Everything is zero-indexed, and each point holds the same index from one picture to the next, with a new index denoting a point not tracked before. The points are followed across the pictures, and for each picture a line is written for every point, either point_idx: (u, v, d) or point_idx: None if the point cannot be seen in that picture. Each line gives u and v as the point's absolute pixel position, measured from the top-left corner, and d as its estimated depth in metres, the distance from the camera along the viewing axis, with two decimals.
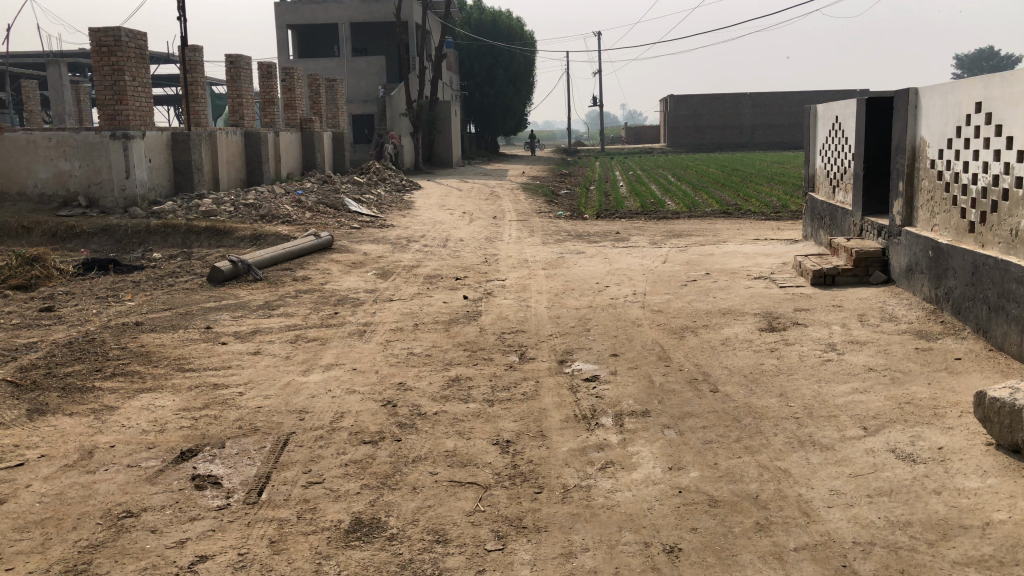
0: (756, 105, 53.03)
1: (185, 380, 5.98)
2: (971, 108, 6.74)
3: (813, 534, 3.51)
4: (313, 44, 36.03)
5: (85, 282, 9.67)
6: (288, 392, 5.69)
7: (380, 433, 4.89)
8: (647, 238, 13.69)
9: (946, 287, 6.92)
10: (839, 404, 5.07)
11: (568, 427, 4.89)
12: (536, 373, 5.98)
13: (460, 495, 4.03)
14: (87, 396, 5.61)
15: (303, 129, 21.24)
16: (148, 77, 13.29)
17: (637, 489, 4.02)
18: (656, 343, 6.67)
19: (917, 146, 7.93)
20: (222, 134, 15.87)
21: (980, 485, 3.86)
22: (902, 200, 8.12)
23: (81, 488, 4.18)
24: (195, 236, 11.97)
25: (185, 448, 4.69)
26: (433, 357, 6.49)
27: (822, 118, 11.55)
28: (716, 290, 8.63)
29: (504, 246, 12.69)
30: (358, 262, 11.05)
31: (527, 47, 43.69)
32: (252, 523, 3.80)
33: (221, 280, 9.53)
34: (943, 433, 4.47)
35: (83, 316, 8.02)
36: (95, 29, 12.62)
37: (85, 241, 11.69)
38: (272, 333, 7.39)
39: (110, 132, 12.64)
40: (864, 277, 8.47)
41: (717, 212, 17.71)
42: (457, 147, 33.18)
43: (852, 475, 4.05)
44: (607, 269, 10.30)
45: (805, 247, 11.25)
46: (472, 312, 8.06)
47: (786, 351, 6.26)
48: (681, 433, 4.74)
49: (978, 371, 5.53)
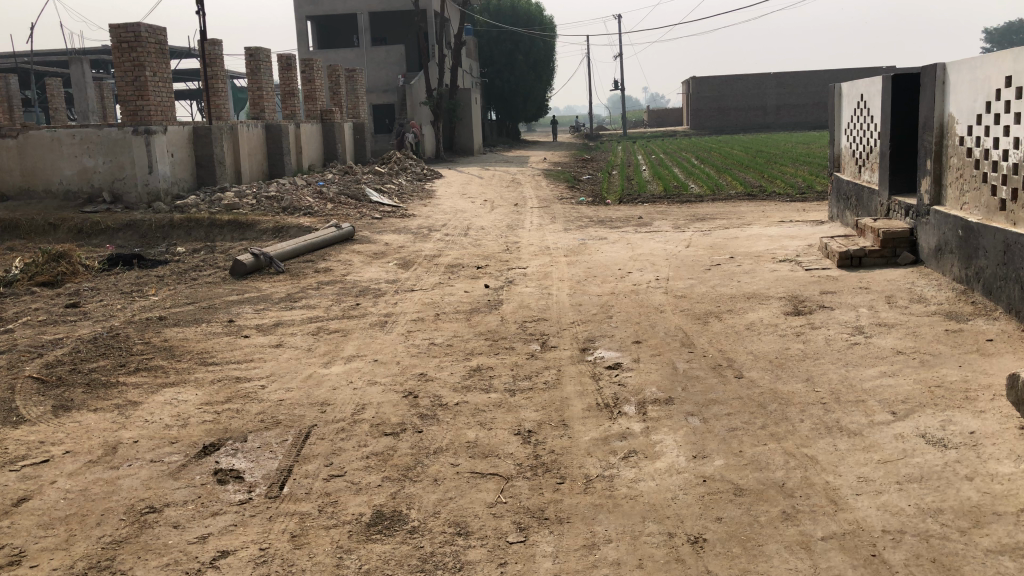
0: (779, 85, 52.42)
1: (208, 374, 6.00)
2: (1001, 83, 6.56)
3: (841, 523, 3.43)
4: (333, 35, 36.03)
5: (110, 278, 9.74)
6: (309, 385, 5.69)
7: (401, 425, 4.87)
8: (670, 222, 13.56)
9: (977, 267, 6.77)
10: (867, 388, 4.97)
11: (590, 416, 4.84)
12: (558, 362, 5.93)
13: (481, 487, 3.99)
14: (111, 392, 5.64)
15: (324, 120, 21.24)
16: (169, 72, 13.30)
17: (660, 478, 3.97)
18: (680, 329, 6.59)
19: (945, 123, 7.75)
20: (244, 127, 15.91)
21: (1014, 470, 3.76)
22: (929, 178, 7.95)
23: (106, 484, 4.20)
24: (218, 230, 12.02)
25: (207, 443, 4.70)
26: (454, 347, 6.46)
27: (846, 97, 11.34)
28: (740, 274, 8.51)
29: (526, 234, 12.63)
30: (380, 253, 11.05)
31: (545, 32, 43.43)
32: (274, 518, 3.79)
33: (243, 273, 9.58)
34: (976, 417, 4.36)
35: (108, 312, 8.08)
36: (116, 24, 12.57)
37: (110, 237, 11.78)
38: (294, 325, 7.39)
39: (132, 128, 12.71)
40: (891, 258, 8.32)
41: (741, 195, 17.50)
42: (477, 134, 33.11)
43: (881, 462, 3.96)
44: (630, 255, 10.21)
45: (830, 228, 11.09)
46: (493, 301, 8.02)
47: (812, 335, 6.16)
48: (705, 420, 4.67)
49: (1011, 352, 5.39)
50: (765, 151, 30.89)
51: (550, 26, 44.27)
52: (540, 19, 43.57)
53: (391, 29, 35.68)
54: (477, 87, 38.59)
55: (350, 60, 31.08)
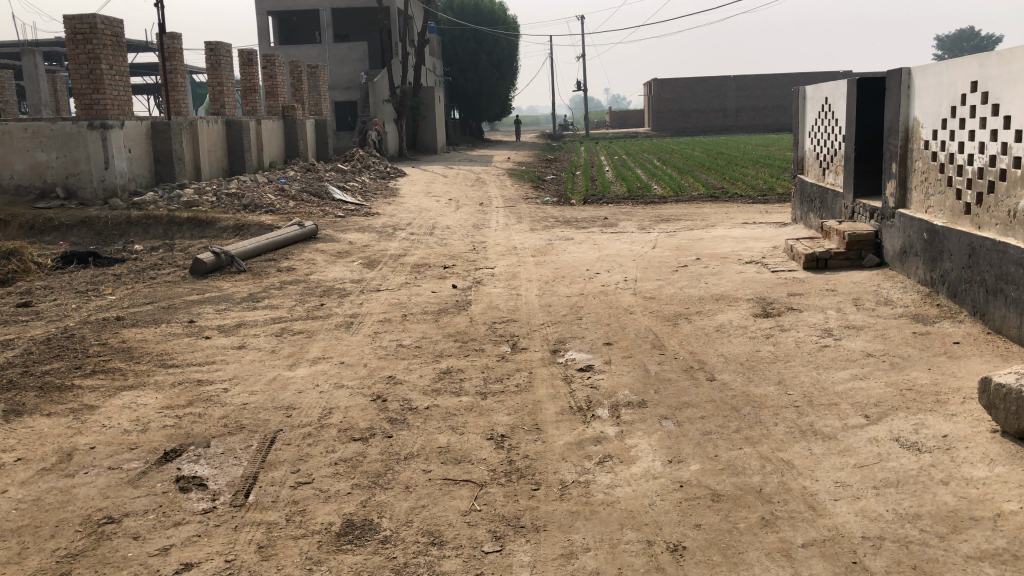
0: (739, 88, 52.99)
1: (168, 376, 5.81)
2: (967, 88, 6.61)
3: (820, 529, 3.40)
4: (294, 31, 35.56)
5: (64, 276, 9.45)
6: (273, 388, 5.53)
7: (370, 429, 4.75)
8: (636, 223, 13.57)
9: (942, 270, 6.83)
10: (839, 391, 4.97)
11: (564, 419, 4.77)
12: (529, 364, 5.85)
13: (455, 494, 3.90)
14: (66, 395, 5.44)
15: (286, 116, 20.92)
16: (126, 66, 13.02)
17: (637, 484, 3.91)
18: (650, 330, 6.56)
19: (910, 127, 7.82)
20: (203, 122, 15.58)
21: (989, 474, 3.77)
22: (894, 182, 8.02)
23: (60, 493, 4.02)
24: (177, 227, 11.74)
25: (169, 448, 4.53)
26: (423, 349, 6.35)
27: (811, 99, 11.43)
28: (708, 276, 8.51)
29: (492, 233, 12.54)
30: (344, 252, 10.87)
31: (509, 31, 43.37)
32: (239, 528, 3.65)
33: (204, 272, 9.35)
34: (947, 421, 4.38)
35: (62, 311, 7.82)
36: (70, 15, 12.31)
37: (64, 234, 11.44)
38: (256, 326, 7.21)
39: (87, 122, 12.35)
40: (857, 260, 8.38)
41: (704, 196, 17.61)
42: (441, 132, 32.92)
43: (857, 466, 3.95)
44: (598, 256, 10.16)
45: (795, 230, 11.17)
46: (461, 302, 7.92)
47: (782, 337, 6.16)
48: (679, 424, 4.62)
49: (978, 355, 5.44)
50: (726, 154, 31.20)
51: (514, 25, 44.20)
52: (503, 17, 43.46)
53: (354, 25, 35.35)
54: (440, 86, 38.44)
55: (312, 56, 30.70)
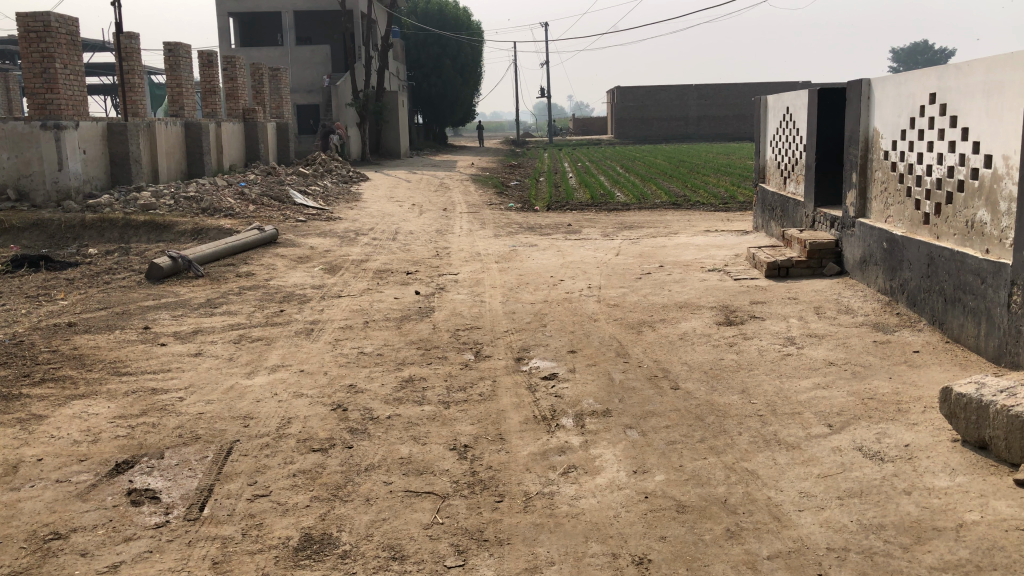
0: (700, 97, 53.61)
1: (121, 385, 5.64)
2: (925, 100, 6.70)
3: (785, 540, 3.39)
4: (256, 33, 35.18)
5: (15, 280, 9.17)
6: (230, 396, 5.40)
7: (330, 440, 4.65)
8: (599, 230, 13.59)
9: (901, 279, 6.91)
10: (802, 400, 4.98)
11: (527, 429, 4.72)
12: (493, 372, 5.79)
13: (416, 506, 3.82)
14: (13, 405, 5.24)
15: (246, 119, 20.65)
16: (81, 65, 12.74)
17: (602, 495, 3.86)
18: (614, 338, 6.54)
19: (870, 137, 7.91)
20: (161, 124, 15.28)
21: (950, 484, 3.79)
22: (855, 191, 8.10)
23: (5, 507, 3.86)
24: (133, 231, 11.49)
25: (120, 460, 4.39)
26: (385, 357, 6.24)
27: (772, 109, 11.54)
28: (671, 284, 8.53)
29: (456, 239, 12.46)
30: (304, 257, 10.71)
31: (473, 36, 43.34)
32: (193, 543, 3.54)
33: (160, 276, 9.13)
34: (909, 430, 4.41)
35: (11, 317, 7.57)
36: (23, 13, 11.99)
37: (14, 237, 11.12)
38: (213, 333, 7.05)
39: (40, 122, 12.03)
40: (818, 268, 8.46)
41: (666, 203, 17.70)
42: (404, 137, 32.74)
43: (821, 476, 3.95)
44: (561, 262, 10.15)
45: (756, 238, 11.25)
46: (424, 308, 7.83)
47: (745, 346, 6.16)
48: (644, 434, 4.59)
49: (938, 364, 5.49)
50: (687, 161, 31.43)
51: (478, 30, 44.19)
52: (468, 23, 43.43)
53: (317, 28, 35.07)
54: (404, 90, 38.27)
55: (274, 58, 30.36)
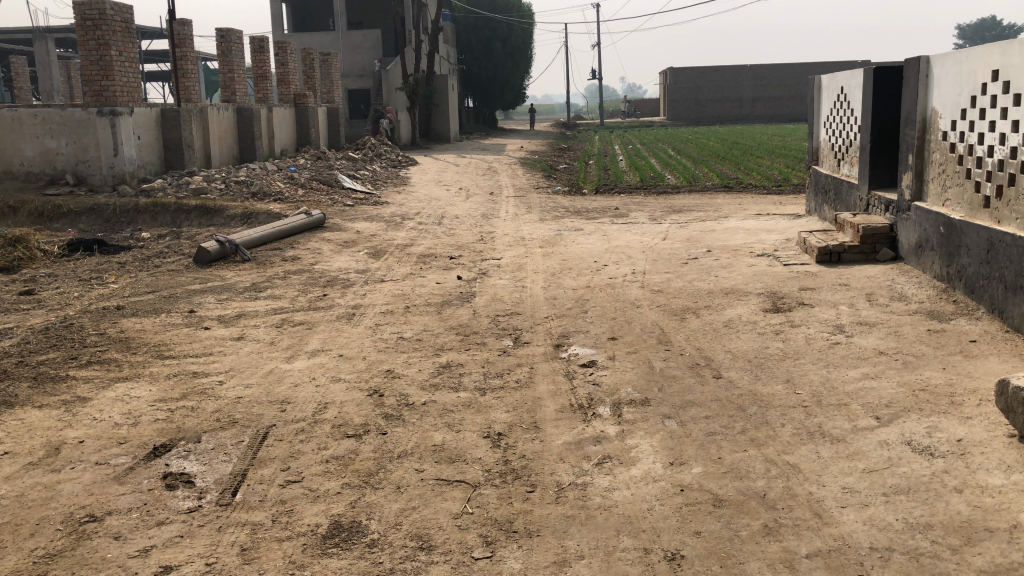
0: (756, 77, 52.46)
1: (164, 368, 5.71)
2: (988, 77, 6.38)
3: (826, 539, 3.25)
4: (308, 17, 35.41)
5: (69, 264, 9.38)
6: (269, 381, 5.42)
7: (364, 426, 4.62)
8: (647, 213, 13.37)
9: (959, 265, 6.63)
10: (850, 390, 4.80)
11: (563, 418, 4.63)
12: (531, 359, 5.71)
13: (447, 495, 3.77)
14: (59, 387, 5.34)
15: (297, 104, 20.82)
16: (135, 52, 12.92)
17: (636, 487, 3.76)
18: (656, 325, 6.40)
19: (928, 118, 7.59)
20: (213, 110, 15.48)
21: (1005, 482, 3.60)
22: (911, 174, 7.80)
23: (44, 489, 3.91)
24: (184, 215, 11.65)
25: (158, 444, 4.43)
26: (424, 342, 6.22)
27: (826, 89, 11.19)
28: (717, 269, 8.33)
29: (501, 223, 12.39)
30: (350, 241, 10.76)
31: (523, 18, 42.92)
32: (223, 528, 3.54)
33: (207, 260, 9.25)
34: (962, 424, 4.21)
35: (64, 300, 7.74)
36: (79, 1, 12.21)
37: (72, 221, 11.38)
38: (257, 316, 7.11)
39: (96, 108, 12.26)
40: (871, 254, 8.18)
41: (717, 187, 17.35)
42: (454, 120, 32.71)
43: (866, 471, 3.79)
44: (606, 247, 10.00)
45: (808, 222, 10.96)
46: (465, 293, 7.79)
47: (792, 334, 5.98)
48: (683, 424, 4.47)
49: (995, 354, 5.25)
50: (740, 143, 30.90)
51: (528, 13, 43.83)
52: (519, 5, 43.05)
53: (367, 12, 35.19)
54: (454, 74, 38.21)
55: (325, 43, 30.57)
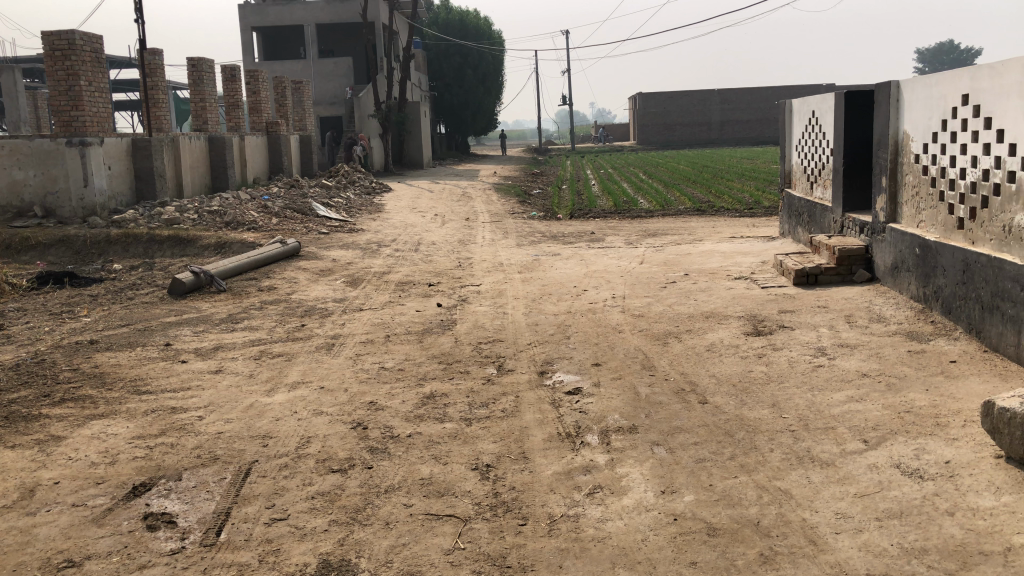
0: (723, 101, 53.29)
1: (140, 404, 5.58)
2: (958, 101, 6.50)
3: (822, 566, 3.23)
4: (279, 46, 35.42)
5: (39, 297, 9.21)
6: (249, 415, 5.32)
7: (349, 460, 4.54)
8: (623, 237, 13.42)
9: (935, 286, 6.71)
10: (836, 414, 4.80)
11: (552, 447, 4.59)
12: (516, 388, 5.65)
13: (438, 530, 3.70)
14: (32, 425, 5.20)
15: (269, 132, 20.72)
16: (106, 82, 12.80)
17: (628, 517, 3.72)
18: (639, 350, 6.39)
19: (900, 141, 7.71)
20: (184, 139, 15.33)
21: (995, 504, 3.61)
22: (885, 196, 7.90)
23: (20, 533, 3.79)
24: (157, 246, 11.50)
25: (137, 483, 4.32)
26: (406, 372, 6.16)
27: (797, 113, 11.36)
28: (697, 292, 8.36)
29: (478, 249, 12.37)
30: (327, 270, 10.67)
31: (495, 45, 43.28)
32: (208, 570, 3.45)
33: (183, 292, 9.11)
34: (950, 445, 4.23)
35: (35, 335, 7.57)
36: (48, 31, 12.07)
37: (41, 253, 11.20)
38: (235, 348, 7.00)
39: (66, 139, 12.09)
40: (847, 275, 8.26)
41: (691, 210, 17.48)
42: (427, 147, 32.75)
43: (858, 495, 3.79)
44: (585, 272, 10.00)
45: (784, 244, 11.04)
46: (446, 321, 7.74)
47: (775, 357, 6.00)
48: (672, 450, 4.45)
49: (976, 374, 5.30)
50: (710, 166, 31.22)
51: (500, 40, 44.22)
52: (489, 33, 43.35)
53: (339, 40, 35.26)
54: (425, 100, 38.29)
55: (296, 71, 30.55)
